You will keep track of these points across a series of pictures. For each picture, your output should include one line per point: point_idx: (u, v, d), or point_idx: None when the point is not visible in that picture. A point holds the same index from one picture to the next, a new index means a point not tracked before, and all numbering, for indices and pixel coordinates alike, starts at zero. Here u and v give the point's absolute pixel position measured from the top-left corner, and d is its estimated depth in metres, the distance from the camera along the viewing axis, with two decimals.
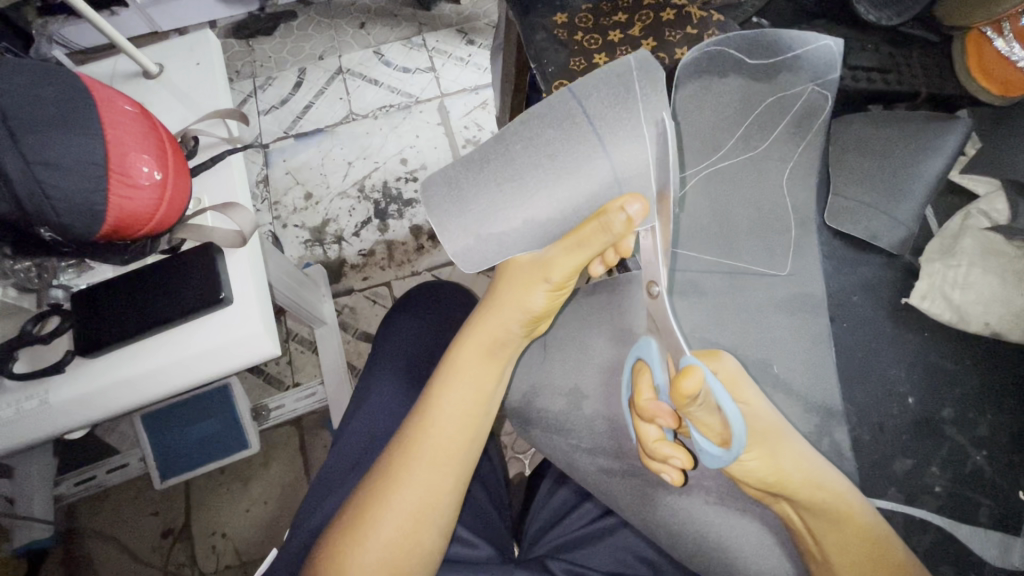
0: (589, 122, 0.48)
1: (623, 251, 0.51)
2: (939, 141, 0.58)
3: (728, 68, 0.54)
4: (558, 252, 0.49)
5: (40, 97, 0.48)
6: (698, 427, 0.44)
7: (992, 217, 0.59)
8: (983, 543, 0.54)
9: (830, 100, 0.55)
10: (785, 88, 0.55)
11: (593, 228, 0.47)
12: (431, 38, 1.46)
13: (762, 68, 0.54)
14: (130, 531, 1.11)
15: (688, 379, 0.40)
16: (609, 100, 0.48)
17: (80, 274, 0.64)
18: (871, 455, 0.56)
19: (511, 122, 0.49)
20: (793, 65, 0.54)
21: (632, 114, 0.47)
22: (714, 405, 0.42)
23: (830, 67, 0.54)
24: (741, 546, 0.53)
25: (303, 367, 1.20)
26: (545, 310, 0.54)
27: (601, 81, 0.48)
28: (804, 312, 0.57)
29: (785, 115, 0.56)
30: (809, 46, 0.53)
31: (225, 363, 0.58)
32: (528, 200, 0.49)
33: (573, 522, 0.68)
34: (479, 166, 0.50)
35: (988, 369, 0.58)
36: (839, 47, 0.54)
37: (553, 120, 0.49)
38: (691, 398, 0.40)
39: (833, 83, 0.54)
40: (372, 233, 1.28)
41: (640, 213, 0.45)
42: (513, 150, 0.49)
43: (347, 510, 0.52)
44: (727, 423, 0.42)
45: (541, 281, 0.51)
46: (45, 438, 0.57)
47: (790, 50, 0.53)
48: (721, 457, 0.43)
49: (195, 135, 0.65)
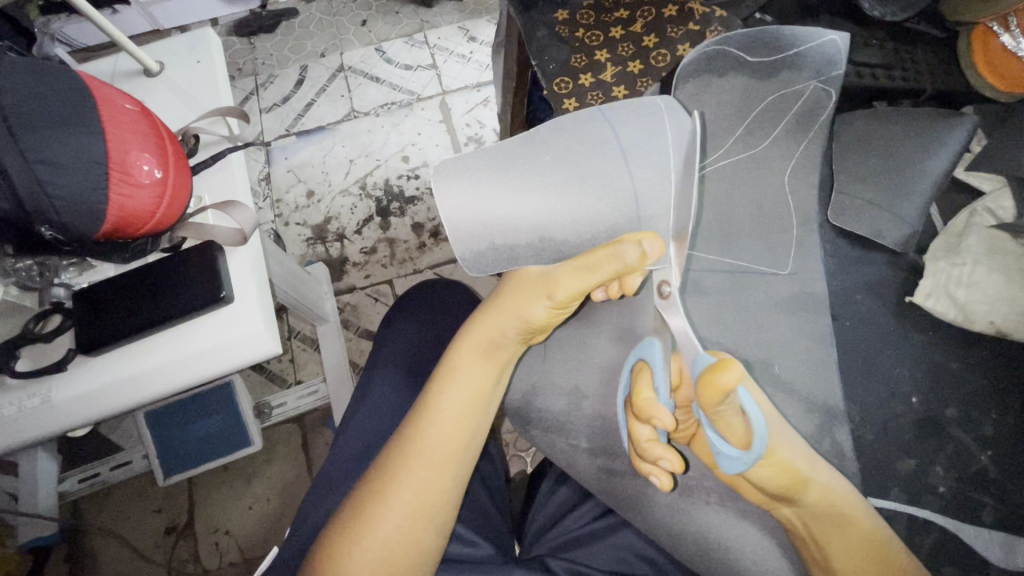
0: (617, 145, 0.49)
1: (625, 289, 0.51)
2: (947, 134, 0.57)
3: (729, 68, 0.54)
4: (565, 270, 0.49)
5: (43, 96, 0.48)
6: (718, 429, 0.44)
7: (998, 215, 0.58)
8: (987, 545, 0.54)
9: (834, 97, 0.54)
10: (786, 86, 0.54)
11: (603, 255, 0.47)
12: (434, 35, 1.45)
13: (762, 67, 0.54)
14: (132, 528, 1.11)
15: (725, 373, 0.40)
16: (639, 129, 0.49)
17: (81, 273, 0.64)
18: (872, 454, 0.56)
19: (540, 128, 0.51)
20: (794, 63, 0.53)
21: (659, 143, 0.49)
22: (739, 410, 0.43)
23: (833, 63, 0.52)
24: (741, 546, 0.53)
25: (305, 365, 1.20)
26: (544, 324, 0.53)
27: (634, 109, 0.50)
28: (805, 311, 0.56)
29: (786, 114, 0.56)
30: (811, 42, 0.52)
31: (224, 362, 0.58)
32: (541, 214, 0.50)
33: (574, 521, 0.68)
34: (500, 169, 0.50)
35: (992, 368, 0.57)
36: (843, 44, 0.52)
37: (582, 137, 0.50)
38: (725, 394, 0.41)
39: (837, 80, 0.53)
40: (373, 231, 1.28)
41: (654, 252, 0.45)
42: (540, 160, 0.50)
43: (347, 507, 0.52)
44: (751, 424, 0.43)
45: (543, 296, 0.51)
46: (47, 436, 0.57)
47: (792, 47, 0.53)
48: (742, 458, 0.43)
49: (195, 133, 0.65)
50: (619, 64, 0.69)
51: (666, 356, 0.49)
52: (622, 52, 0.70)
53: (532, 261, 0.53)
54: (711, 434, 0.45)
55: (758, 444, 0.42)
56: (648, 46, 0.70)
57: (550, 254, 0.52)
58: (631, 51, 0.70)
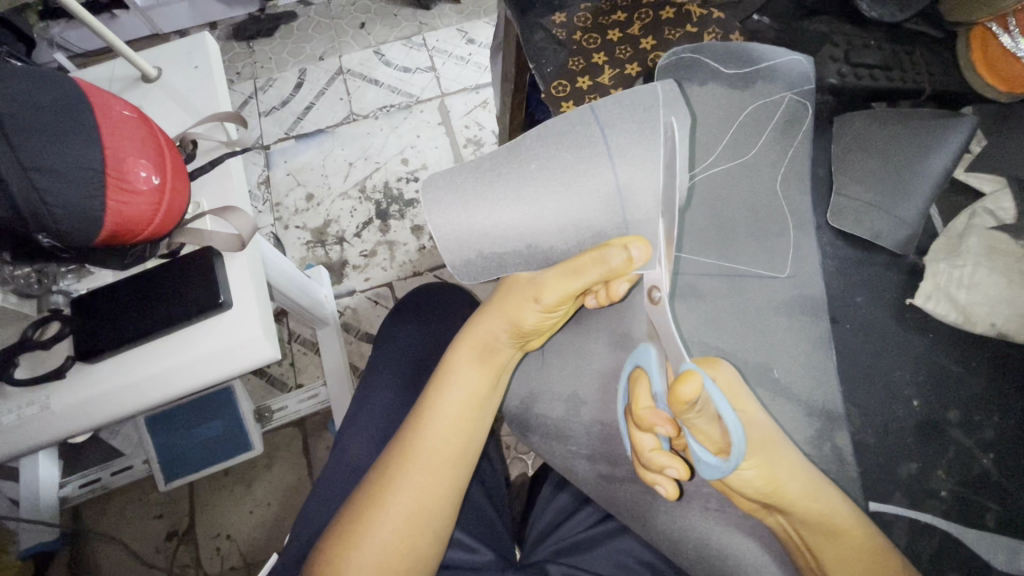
0: (605, 148, 0.50)
1: (612, 296, 0.50)
2: (943, 137, 0.57)
3: (708, 77, 0.58)
4: (553, 275, 0.49)
5: (38, 103, 0.48)
6: (695, 436, 0.45)
7: (997, 216, 0.58)
8: (989, 548, 0.54)
9: (810, 108, 0.59)
10: (762, 96, 0.58)
11: (590, 259, 0.47)
12: (432, 38, 1.45)
13: (738, 77, 0.59)
14: (133, 534, 1.11)
15: (686, 384, 0.40)
16: (630, 130, 0.50)
17: (80, 280, 0.64)
18: (875, 458, 0.55)
19: (528, 136, 0.52)
20: (767, 75, 0.59)
21: (650, 147, 0.49)
22: (714, 415, 0.44)
23: (805, 79, 0.59)
24: (743, 554, 0.52)
25: (306, 368, 1.21)
26: (535, 328, 0.52)
27: (625, 111, 0.50)
28: (804, 313, 0.56)
29: (772, 120, 0.58)
30: (783, 58, 0.59)
31: (221, 368, 0.58)
32: (528, 223, 0.50)
33: (575, 525, 0.68)
34: (488, 178, 0.51)
35: (994, 371, 0.57)
36: (808, 64, 0.60)
37: (573, 143, 0.50)
38: (689, 404, 0.41)
39: (810, 93, 0.59)
40: (373, 234, 1.28)
41: (642, 257, 0.46)
42: (525, 168, 0.50)
43: (344, 513, 0.52)
44: (729, 433, 0.42)
45: (531, 301, 0.50)
46: (45, 444, 0.57)
47: (763, 62, 0.59)
48: (719, 468, 0.43)
49: (193, 139, 0.65)
50: (617, 66, 0.69)
51: (662, 362, 0.49)
52: (620, 54, 0.69)
53: (520, 267, 0.52)
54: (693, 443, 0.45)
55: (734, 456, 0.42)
56: (646, 48, 0.70)
57: (540, 260, 0.52)
58: (629, 54, 0.69)
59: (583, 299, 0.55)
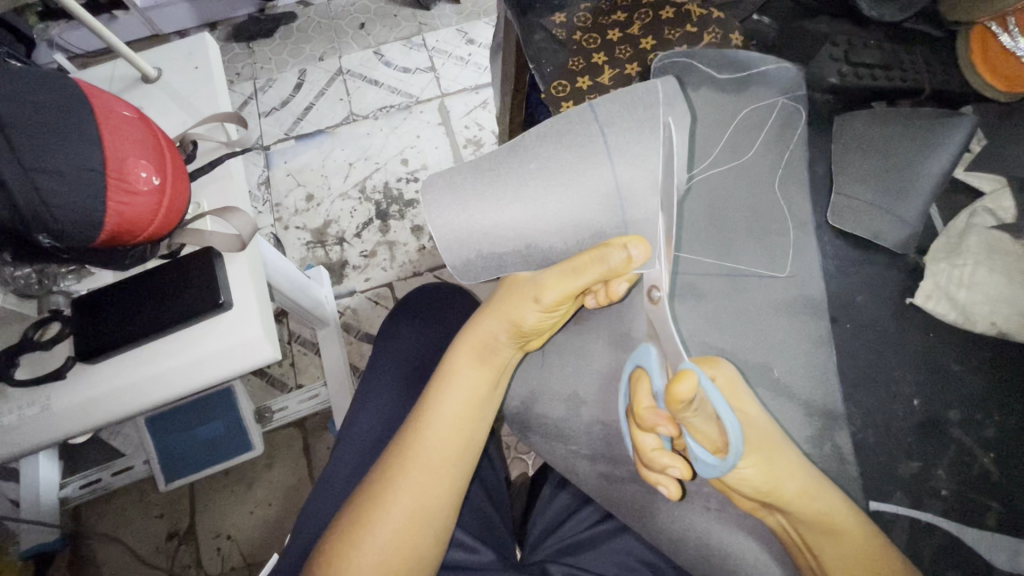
0: (605, 148, 0.50)
1: (611, 296, 0.50)
2: (944, 135, 0.56)
3: (702, 82, 0.59)
4: (553, 274, 0.49)
5: (38, 104, 0.48)
6: (693, 436, 0.45)
7: (997, 215, 0.58)
8: (989, 547, 0.54)
9: (802, 113, 0.61)
10: (756, 100, 0.60)
11: (589, 259, 0.47)
12: (432, 38, 1.45)
13: (731, 82, 0.60)
14: (134, 535, 1.11)
15: (682, 383, 0.40)
16: (630, 129, 0.50)
17: (80, 281, 0.64)
18: (876, 458, 0.55)
19: (528, 136, 0.52)
20: (759, 80, 0.60)
21: (649, 147, 0.49)
22: (711, 414, 0.44)
23: (796, 85, 0.61)
24: (743, 553, 0.52)
25: (306, 368, 1.21)
26: (535, 328, 0.52)
27: (624, 110, 0.50)
28: (803, 313, 0.56)
29: (766, 125, 0.60)
30: (775, 66, 0.61)
31: (221, 368, 0.58)
32: (528, 222, 0.50)
33: (576, 525, 0.68)
34: (488, 178, 0.51)
35: (994, 370, 0.57)
36: (797, 71, 0.62)
37: (573, 142, 0.50)
38: (686, 402, 0.41)
39: (801, 99, 0.61)
40: (373, 234, 1.28)
41: (642, 256, 0.46)
42: (525, 168, 0.51)
43: (345, 513, 0.52)
44: (728, 434, 0.43)
45: (531, 301, 0.50)
46: (46, 444, 0.57)
47: (754, 69, 0.61)
48: (719, 466, 0.43)
49: (194, 139, 0.66)
50: (617, 66, 0.69)
51: (663, 362, 0.49)
52: (620, 54, 0.69)
53: (520, 267, 0.52)
54: (691, 443, 0.45)
55: (733, 455, 0.42)
56: (646, 48, 0.70)
57: (539, 260, 0.52)
58: (629, 54, 0.70)
59: (583, 299, 0.55)
